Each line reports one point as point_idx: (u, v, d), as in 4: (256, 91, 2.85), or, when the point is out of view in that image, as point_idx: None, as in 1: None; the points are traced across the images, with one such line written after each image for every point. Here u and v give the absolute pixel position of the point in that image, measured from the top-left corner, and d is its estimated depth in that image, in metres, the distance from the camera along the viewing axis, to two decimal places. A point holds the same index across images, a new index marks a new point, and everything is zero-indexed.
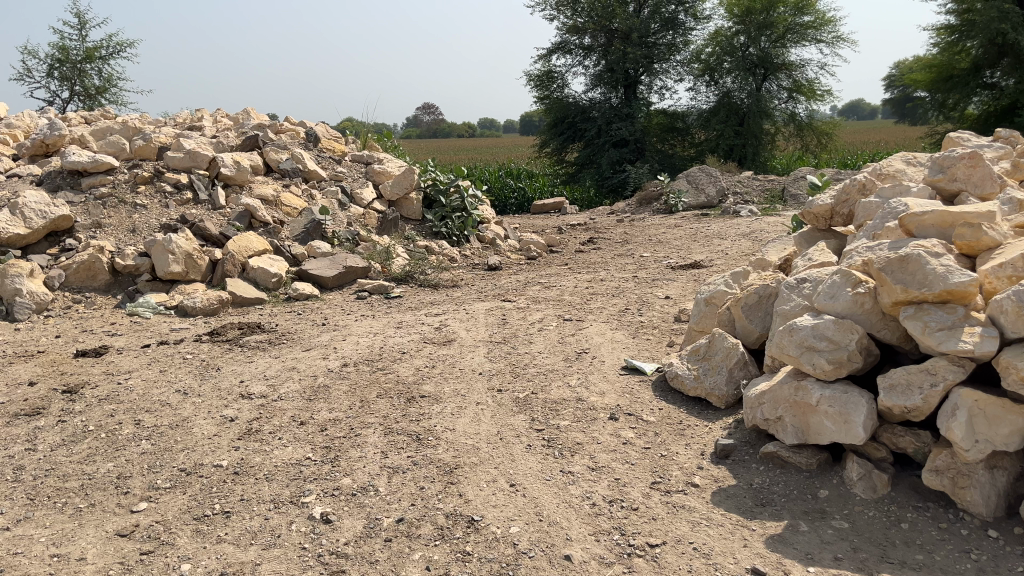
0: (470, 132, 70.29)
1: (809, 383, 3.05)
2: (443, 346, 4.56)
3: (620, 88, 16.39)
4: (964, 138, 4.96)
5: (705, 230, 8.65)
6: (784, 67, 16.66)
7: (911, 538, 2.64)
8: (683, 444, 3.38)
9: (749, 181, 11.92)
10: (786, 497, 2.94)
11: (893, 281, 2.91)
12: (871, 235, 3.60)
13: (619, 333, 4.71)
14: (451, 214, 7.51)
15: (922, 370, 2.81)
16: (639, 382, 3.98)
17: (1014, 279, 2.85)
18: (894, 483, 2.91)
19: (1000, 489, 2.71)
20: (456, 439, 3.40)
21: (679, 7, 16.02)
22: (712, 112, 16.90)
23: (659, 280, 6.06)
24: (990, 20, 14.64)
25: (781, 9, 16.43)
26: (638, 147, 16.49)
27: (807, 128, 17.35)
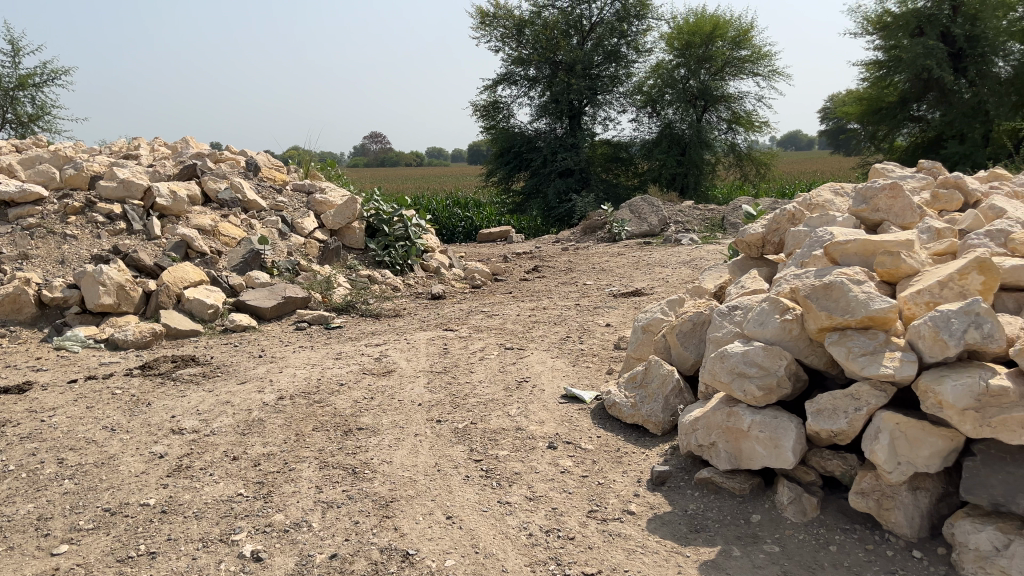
0: (418, 161, 70.44)
1: (740, 409, 3.11)
2: (383, 378, 4.52)
3: (565, 119, 16.59)
4: (889, 169, 5.16)
5: (647, 258, 8.78)
6: (724, 99, 17.09)
7: (839, 560, 2.69)
8: (620, 471, 3.40)
9: (689, 211, 12.15)
10: (720, 522, 2.97)
11: (818, 308, 3.00)
12: (799, 263, 3.71)
13: (559, 361, 4.73)
14: (394, 243, 7.48)
15: (847, 395, 2.90)
16: (578, 410, 4.00)
17: (931, 305, 2.95)
18: (823, 506, 2.97)
19: (923, 510, 2.78)
20: (392, 472, 3.36)
21: (621, 40, 16.38)
22: (654, 142, 17.25)
23: (601, 308, 6.12)
24: (916, 56, 15.20)
25: (718, 43, 16.97)
26: (583, 176, 16.70)
27: (746, 158, 17.84)
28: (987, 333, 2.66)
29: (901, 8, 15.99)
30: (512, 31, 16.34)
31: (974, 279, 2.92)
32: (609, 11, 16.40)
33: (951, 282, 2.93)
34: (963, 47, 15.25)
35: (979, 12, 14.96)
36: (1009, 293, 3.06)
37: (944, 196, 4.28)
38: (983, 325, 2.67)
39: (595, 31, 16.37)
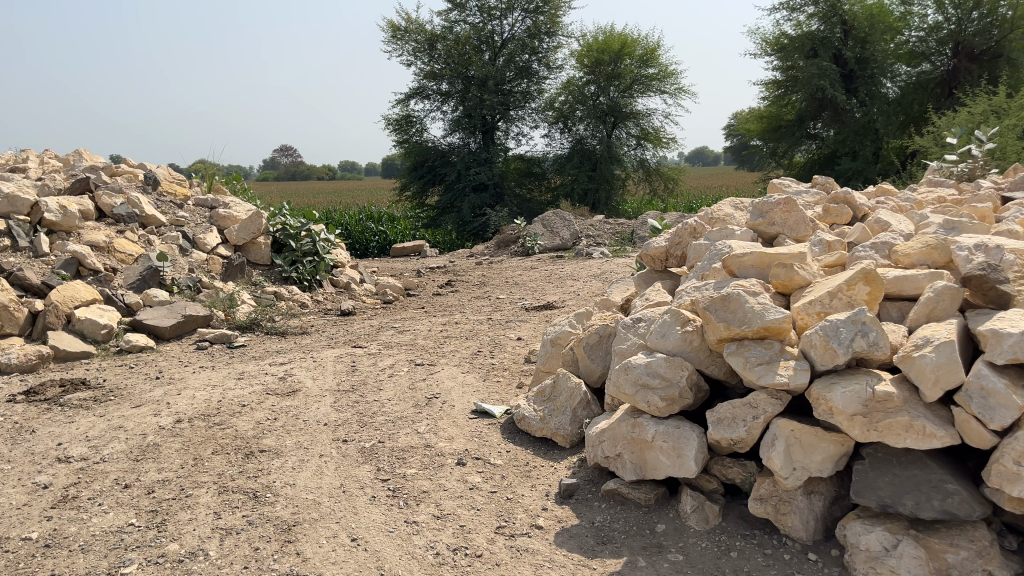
0: (331, 175, 69.41)
1: (644, 420, 3.16)
2: (287, 398, 4.40)
3: (478, 133, 16.65)
4: (785, 184, 5.37)
5: (559, 272, 8.86)
6: (633, 116, 17.49)
7: (739, 566, 2.76)
8: (528, 486, 3.40)
9: (600, 225, 12.34)
10: (625, 533, 3.00)
11: (716, 319, 3.08)
12: (700, 276, 3.82)
13: (469, 376, 4.71)
14: (301, 258, 7.33)
15: (745, 404, 2.98)
16: (487, 425, 3.98)
17: (823, 314, 3.07)
18: (724, 512, 3.04)
19: (818, 514, 2.88)
20: (296, 495, 3.27)
21: (532, 56, 16.59)
22: (566, 157, 17.51)
23: (512, 322, 6.13)
24: (811, 76, 15.91)
25: (626, 61, 17.38)
26: (497, 191, 16.77)
27: (654, 174, 18.29)
28: (873, 341, 2.78)
29: (797, 30, 16.75)
30: (423, 45, 16.29)
31: (860, 290, 3.05)
32: (520, 28, 16.60)
33: (839, 293, 3.05)
34: (854, 68, 16.09)
35: (868, 35, 15.81)
36: (893, 301, 3.21)
37: (835, 210, 4.48)
38: (868, 333, 2.79)
39: (506, 47, 16.52)
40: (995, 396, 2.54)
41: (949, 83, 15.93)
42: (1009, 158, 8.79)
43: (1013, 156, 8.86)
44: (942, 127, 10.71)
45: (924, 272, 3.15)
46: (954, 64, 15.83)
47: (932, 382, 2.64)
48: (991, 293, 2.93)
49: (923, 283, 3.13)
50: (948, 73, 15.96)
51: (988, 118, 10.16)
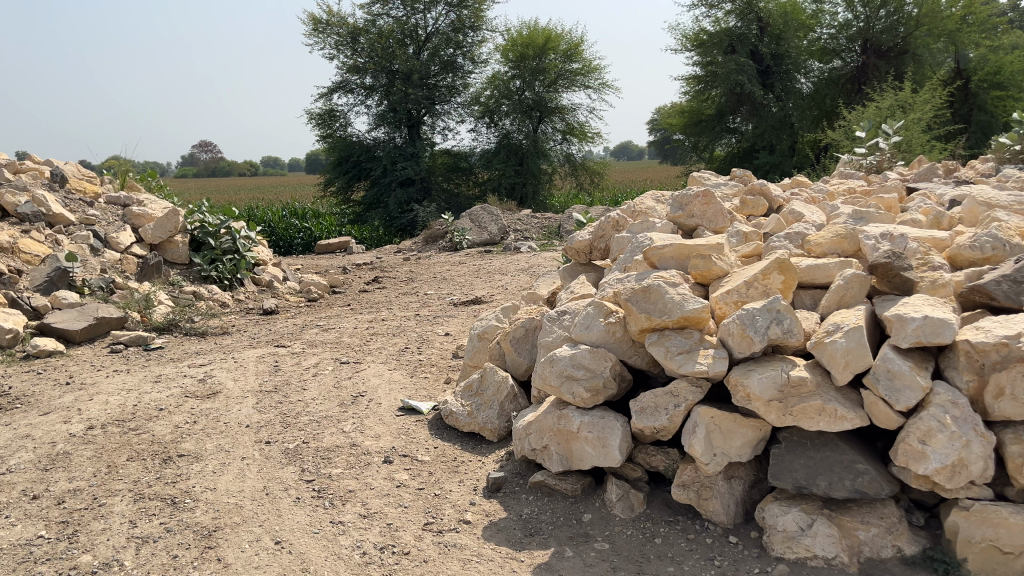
0: (254, 172, 67.79)
1: (569, 412, 3.18)
2: (207, 400, 4.27)
3: (404, 128, 16.52)
4: (705, 177, 5.49)
5: (487, 266, 8.86)
6: (558, 110, 17.62)
7: (664, 552, 2.82)
8: (456, 481, 3.39)
9: (527, 220, 12.39)
10: (553, 524, 3.03)
11: (638, 310, 3.13)
12: (623, 268, 3.87)
13: (396, 373, 4.66)
14: (221, 257, 7.12)
15: (667, 393, 3.04)
16: (415, 422, 3.95)
17: (739, 303, 3.16)
18: (649, 500, 3.10)
19: (738, 497, 2.97)
20: (216, 499, 3.18)
21: (456, 51, 16.54)
22: (493, 152, 17.52)
23: (440, 317, 6.10)
24: (729, 71, 16.28)
25: (551, 56, 17.50)
26: (424, 186, 16.66)
27: (580, 168, 18.47)
28: (787, 328, 2.86)
29: (715, 27, 17.11)
30: (346, 39, 16.02)
31: (775, 279, 3.14)
32: (444, 21, 16.52)
33: (755, 282, 3.14)
34: (770, 64, 16.57)
35: (782, 32, 16.31)
36: (806, 290, 3.32)
37: (752, 202, 4.61)
38: (783, 321, 2.88)
39: (430, 41, 16.41)
40: (900, 377, 2.66)
41: (859, 79, 16.56)
42: (914, 151, 9.20)
43: (918, 149, 9.28)
44: (853, 121, 11.12)
45: (835, 260, 3.27)
46: (863, 60, 16.47)
47: (842, 367, 2.74)
48: (896, 280, 3.06)
49: (834, 271, 3.25)
50: (858, 70, 16.59)
51: (895, 112, 10.60)
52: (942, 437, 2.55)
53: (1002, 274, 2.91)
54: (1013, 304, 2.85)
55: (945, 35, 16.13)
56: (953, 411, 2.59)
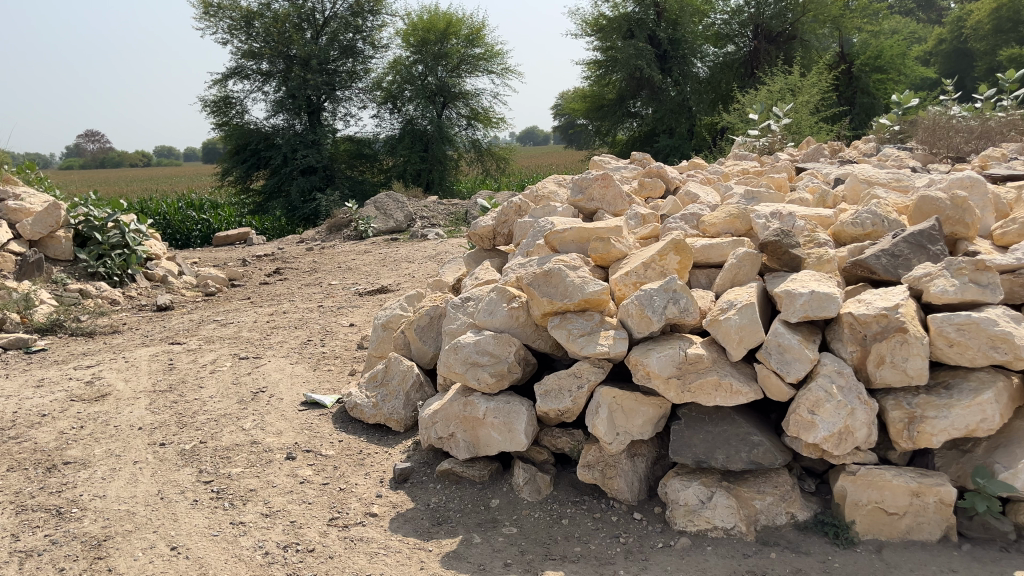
0: (147, 163, 64.84)
1: (475, 398, 3.17)
2: (95, 403, 4.07)
3: (304, 114, 16.08)
4: (606, 161, 5.56)
5: (393, 255, 8.74)
6: (461, 96, 17.55)
7: (570, 532, 2.85)
8: (362, 474, 3.33)
9: (434, 206, 12.27)
10: (461, 512, 3.01)
11: (540, 295, 3.14)
12: (525, 252, 3.89)
13: (298, 367, 4.54)
14: (109, 252, 6.78)
15: (571, 374, 3.06)
16: (319, 416, 3.86)
17: (638, 285, 3.21)
18: (556, 482, 3.13)
19: (641, 474, 3.03)
20: (107, 507, 3.03)
21: (356, 35, 16.22)
22: (397, 138, 17.27)
23: (344, 308, 5.98)
24: (629, 56, 16.54)
25: (452, 41, 17.38)
26: (327, 174, 16.30)
27: (486, 154, 18.38)
28: (684, 307, 2.93)
29: (614, 12, 17.30)
30: (239, 23, 15.44)
31: (671, 259, 3.20)
32: (342, 5, 16.18)
33: (652, 263, 3.19)
34: (667, 49, 16.91)
35: (678, 17, 16.68)
36: (701, 269, 3.41)
37: (649, 184, 4.70)
38: (679, 300, 2.94)
39: (329, 25, 16.05)
40: (790, 350, 2.76)
41: (751, 63, 17.07)
42: (803, 133, 9.59)
43: (807, 131, 9.66)
44: (747, 104, 11.48)
45: (727, 240, 3.37)
46: (755, 45, 16.99)
47: (737, 343, 2.81)
48: (785, 257, 3.17)
49: (727, 251, 3.34)
50: (750, 54, 17.12)
51: (785, 95, 11.00)
52: (829, 406, 2.66)
53: (881, 249, 3.06)
54: (892, 277, 3.00)
55: (829, 20, 16.95)
56: (839, 381, 2.71)
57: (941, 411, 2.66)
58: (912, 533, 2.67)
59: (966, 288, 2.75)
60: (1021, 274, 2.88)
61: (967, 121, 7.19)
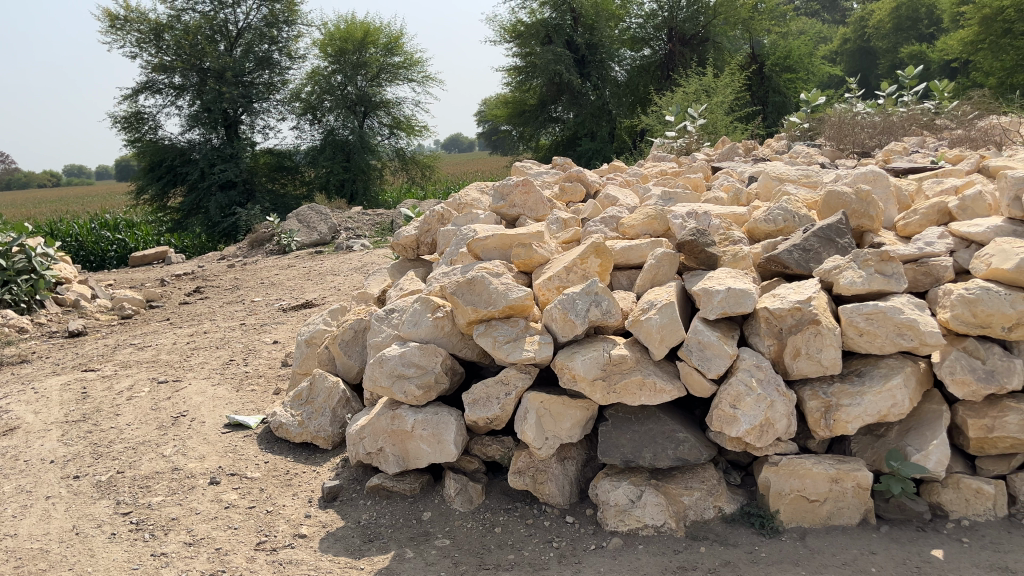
0: (56, 182, 62.20)
1: (402, 411, 3.14)
2: (3, 439, 3.89)
3: (220, 128, 15.66)
4: (527, 166, 5.59)
5: (318, 268, 8.59)
6: (382, 104, 17.43)
7: (503, 540, 2.84)
8: (290, 495, 3.25)
9: (358, 217, 12.12)
10: (392, 527, 2.97)
11: (463, 303, 3.12)
12: (449, 261, 3.87)
13: (220, 388, 4.40)
14: (14, 278, 6.48)
15: (498, 382, 3.06)
16: (242, 438, 3.75)
17: (561, 289, 3.23)
18: (487, 491, 3.12)
19: (571, 477, 3.05)
20: (18, 547, 2.91)
21: (271, 46, 15.95)
22: (318, 149, 17.01)
23: (268, 325, 5.84)
24: (548, 62, 16.69)
25: (371, 49, 17.22)
26: (247, 188, 15.94)
27: (411, 162, 18.26)
28: (606, 309, 2.95)
29: (531, 18, 17.43)
30: (149, 36, 14.96)
31: (592, 263, 3.22)
32: (255, 16, 15.86)
33: (574, 267, 3.22)
34: (585, 53, 17.17)
35: (594, 22, 16.94)
36: (623, 270, 3.46)
37: (570, 189, 4.75)
38: (601, 303, 2.97)
39: (242, 37, 15.71)
40: (710, 347, 2.81)
41: (667, 66, 17.41)
42: (719, 132, 9.82)
43: (722, 131, 9.91)
44: (664, 106, 11.70)
45: (646, 241, 3.42)
46: (670, 48, 17.34)
47: (659, 342, 2.85)
48: (702, 256, 3.24)
49: (646, 251, 3.40)
50: (665, 57, 17.47)
51: (700, 96, 11.25)
52: (749, 400, 2.73)
53: (793, 244, 3.15)
54: (804, 270, 3.09)
55: (738, 23, 17.44)
56: (758, 374, 2.78)
57: (855, 398, 2.75)
58: (834, 518, 2.76)
59: (872, 279, 2.85)
60: (923, 263, 3.01)
61: (870, 118, 7.49)
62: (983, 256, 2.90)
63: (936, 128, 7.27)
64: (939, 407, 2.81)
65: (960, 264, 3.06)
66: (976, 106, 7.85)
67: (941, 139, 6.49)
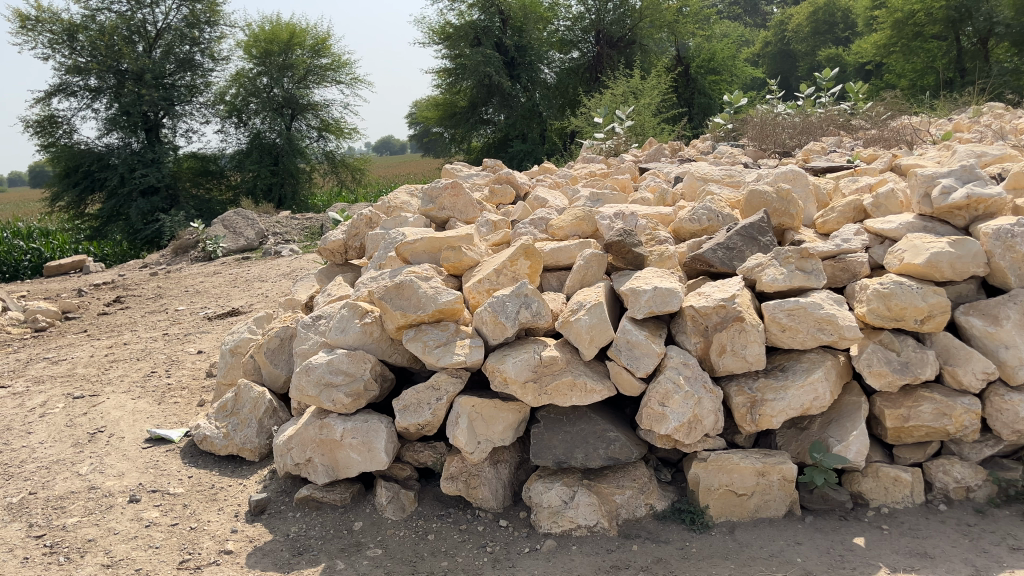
0: None
1: (331, 420, 3.07)
2: None
3: (140, 132, 15.15)
4: (457, 169, 5.57)
5: (245, 274, 8.39)
6: (310, 107, 17.16)
7: (437, 547, 2.80)
8: (215, 510, 3.14)
9: (287, 222, 11.89)
10: (322, 539, 2.90)
11: (392, 308, 3.08)
12: (377, 265, 3.82)
13: (141, 402, 4.24)
14: None
15: (428, 387, 3.02)
16: (165, 452, 3.62)
17: (491, 291, 3.22)
18: (419, 498, 3.08)
19: (504, 481, 3.04)
20: None
21: (193, 48, 15.54)
22: (244, 153, 16.64)
23: (192, 334, 5.67)
24: (477, 64, 16.65)
25: (298, 51, 16.93)
26: (170, 193, 15.47)
27: (341, 165, 18.00)
28: (535, 311, 2.95)
29: (460, 20, 17.36)
30: (62, 36, 14.38)
31: (522, 264, 3.22)
32: (175, 16, 15.40)
33: (503, 269, 3.20)
34: (514, 55, 17.22)
35: (522, 24, 17.02)
36: (552, 272, 3.46)
37: (500, 191, 4.74)
38: (531, 304, 2.96)
39: (162, 38, 15.25)
40: (638, 346, 2.84)
41: (595, 68, 17.62)
42: (647, 133, 9.98)
43: (650, 132, 10.06)
44: (593, 108, 11.83)
45: (575, 242, 3.43)
46: (598, 50, 17.56)
47: (588, 342, 2.86)
48: (629, 256, 3.27)
49: (575, 252, 3.41)
50: (594, 59, 17.67)
51: (627, 98, 11.42)
52: (678, 397, 2.76)
53: (717, 243, 3.20)
54: (728, 269, 3.15)
55: (664, 25, 17.74)
56: (685, 372, 2.81)
57: (779, 393, 2.81)
58: (761, 511, 2.81)
59: (794, 276, 2.92)
60: (840, 259, 3.09)
61: (791, 118, 7.71)
62: (897, 252, 3.00)
63: (853, 129, 7.52)
64: (858, 399, 2.90)
65: (876, 260, 3.16)
66: (889, 107, 8.17)
67: (858, 139, 6.73)
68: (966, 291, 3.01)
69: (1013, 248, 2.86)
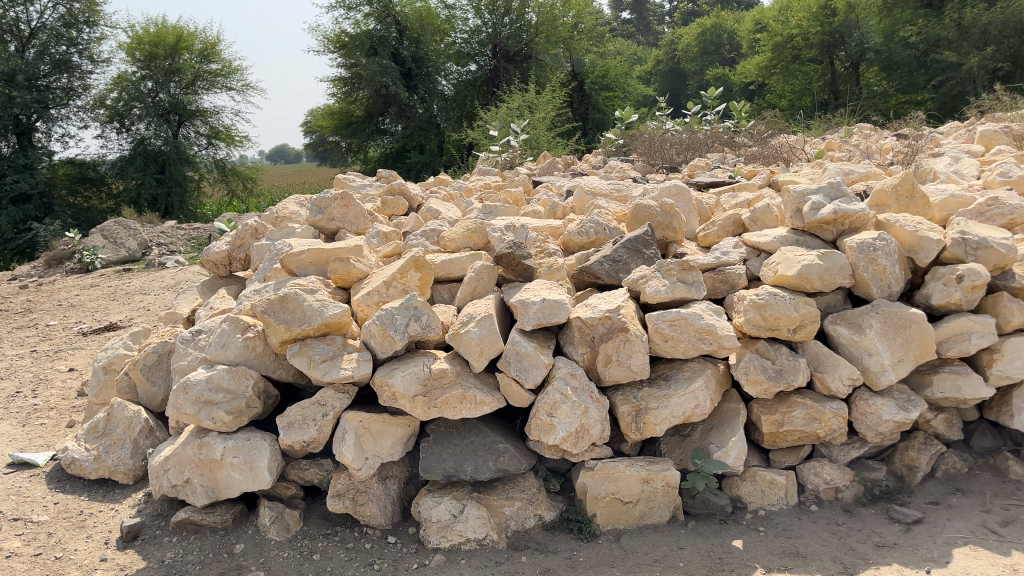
0: None
1: (210, 439, 2.95)
2: None
3: (11, 135, 14.26)
4: (348, 179, 5.49)
5: (126, 287, 7.99)
6: (199, 113, 16.54)
7: (322, 566, 2.73)
8: (83, 538, 2.96)
9: (172, 232, 11.40)
10: (201, 563, 2.78)
11: (276, 322, 2.98)
12: (262, 276, 3.71)
13: (3, 425, 3.96)
14: None
15: (314, 403, 2.94)
16: (28, 478, 3.39)
17: (380, 304, 3.17)
18: (305, 517, 2.99)
19: (393, 496, 2.99)
20: None
21: (70, 48, 14.74)
22: (127, 161, 15.82)
23: (64, 351, 5.34)
24: (373, 73, 16.40)
25: (185, 55, 16.34)
26: (44, 202, 14.62)
27: (230, 173, 17.42)
28: (425, 323, 2.92)
29: (355, 29, 17.17)
30: None
31: (412, 276, 3.18)
32: (51, 15, 14.58)
33: (393, 281, 3.16)
34: (411, 66, 17.11)
35: (419, 35, 16.98)
36: (442, 284, 3.44)
37: (392, 202, 4.70)
38: (420, 316, 2.93)
39: (36, 38, 14.41)
40: (526, 357, 2.85)
41: (492, 81, 17.76)
42: (541, 147, 10.13)
43: (544, 146, 10.20)
44: (490, 121, 11.92)
45: (465, 254, 3.43)
46: (494, 63, 17.72)
47: (478, 354, 2.86)
48: (519, 268, 3.29)
49: (466, 264, 3.41)
50: (490, 73, 17.81)
51: (523, 111, 11.55)
52: (565, 408, 2.78)
53: (604, 255, 3.26)
54: (614, 281, 3.22)
55: (560, 41, 18.10)
56: (573, 382, 2.85)
57: (662, 401, 2.88)
58: (646, 518, 2.87)
59: (675, 287, 3.00)
60: (720, 270, 3.20)
61: (678, 135, 7.99)
62: (771, 263, 3.14)
63: (736, 145, 7.85)
64: (737, 405, 3.01)
65: (753, 272, 3.30)
66: (769, 126, 8.56)
67: (740, 155, 7.03)
68: (834, 301, 3.18)
69: (875, 260, 3.03)
